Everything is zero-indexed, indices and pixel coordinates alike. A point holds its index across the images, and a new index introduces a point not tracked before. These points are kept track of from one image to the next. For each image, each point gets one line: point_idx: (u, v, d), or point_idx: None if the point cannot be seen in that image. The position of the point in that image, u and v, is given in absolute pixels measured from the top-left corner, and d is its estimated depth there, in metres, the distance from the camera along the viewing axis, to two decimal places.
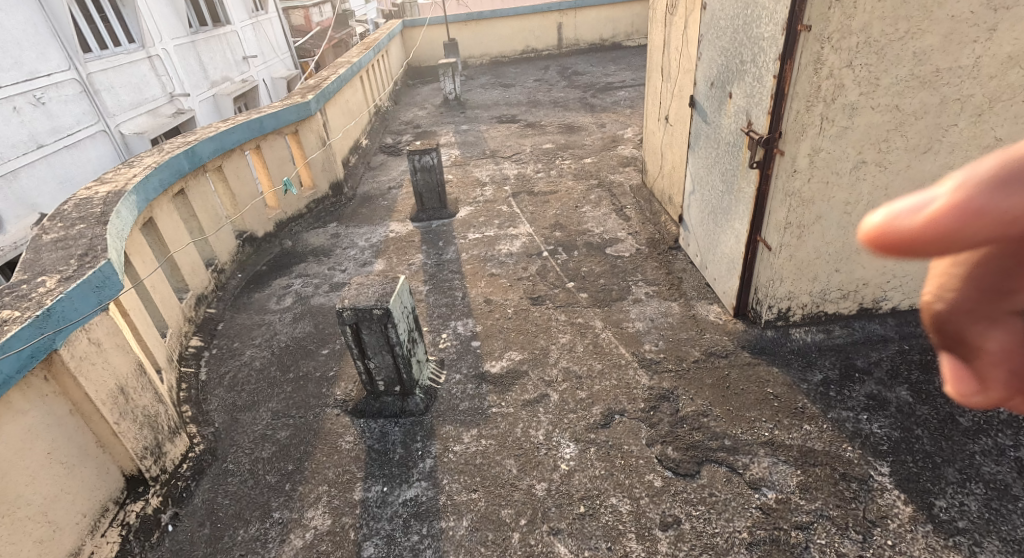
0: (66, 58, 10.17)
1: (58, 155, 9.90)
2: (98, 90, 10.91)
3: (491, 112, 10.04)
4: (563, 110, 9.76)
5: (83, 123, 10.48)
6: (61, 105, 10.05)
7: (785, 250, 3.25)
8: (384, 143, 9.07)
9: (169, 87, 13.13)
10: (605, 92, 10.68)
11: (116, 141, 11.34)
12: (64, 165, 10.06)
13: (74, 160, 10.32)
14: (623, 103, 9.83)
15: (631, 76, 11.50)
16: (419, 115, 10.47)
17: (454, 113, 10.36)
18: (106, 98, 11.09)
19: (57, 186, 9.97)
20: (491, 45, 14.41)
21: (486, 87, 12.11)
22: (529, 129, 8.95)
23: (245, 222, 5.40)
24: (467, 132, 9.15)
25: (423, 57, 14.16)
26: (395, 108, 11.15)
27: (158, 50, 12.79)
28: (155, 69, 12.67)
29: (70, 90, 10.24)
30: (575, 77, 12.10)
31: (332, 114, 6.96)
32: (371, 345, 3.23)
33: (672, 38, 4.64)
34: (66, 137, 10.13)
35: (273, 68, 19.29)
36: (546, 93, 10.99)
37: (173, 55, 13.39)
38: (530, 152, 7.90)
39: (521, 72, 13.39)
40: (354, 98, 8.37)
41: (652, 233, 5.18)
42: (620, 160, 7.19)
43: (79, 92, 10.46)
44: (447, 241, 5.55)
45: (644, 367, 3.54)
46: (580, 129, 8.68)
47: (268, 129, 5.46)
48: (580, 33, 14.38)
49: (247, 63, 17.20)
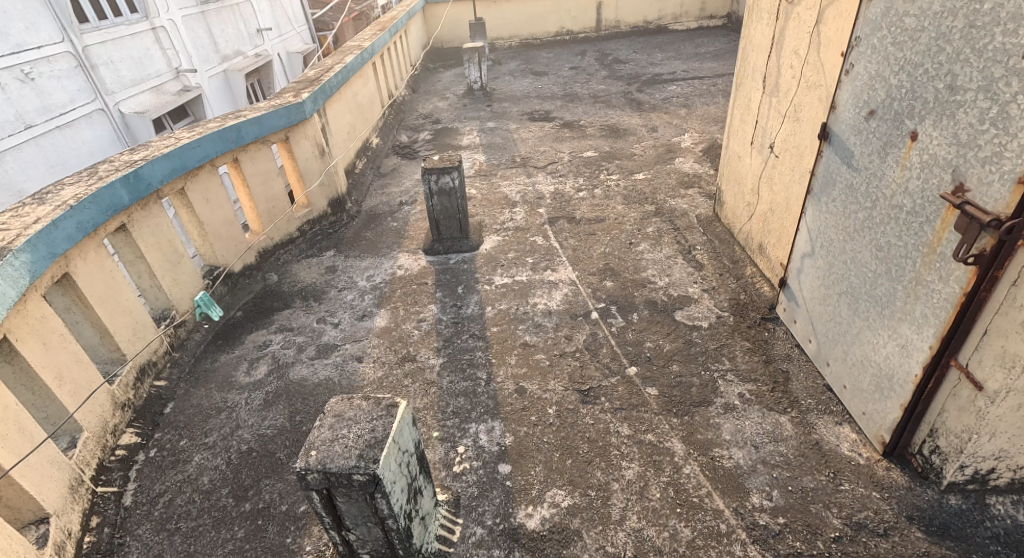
0: (59, 29, 9.09)
1: (49, 137, 8.89)
2: (96, 65, 9.82)
3: (522, 108, 8.79)
4: (605, 108, 8.47)
5: (78, 101, 9.42)
6: (53, 81, 8.99)
7: (1014, 398, 2.11)
8: (397, 142, 7.90)
9: (175, 63, 12.02)
10: (653, 85, 9.33)
11: (114, 122, 10.30)
12: (56, 148, 9.04)
13: (68, 143, 9.30)
14: (677, 101, 8.49)
15: (681, 67, 10.12)
16: (439, 107, 9.25)
17: (479, 106, 9.14)
18: (105, 74, 10.01)
19: (47, 170, 8.96)
20: (521, 26, 13.05)
21: (515, 75, 10.81)
22: (567, 131, 7.71)
23: (217, 256, 4.28)
24: (494, 132, 7.93)
25: (446, 37, 12.89)
26: (412, 97, 9.94)
27: (164, 21, 11.62)
28: (159, 42, 11.54)
29: (64, 65, 9.17)
30: (617, 66, 10.74)
31: (334, 113, 5.78)
32: (351, 515, 2.11)
33: (790, 39, 3.41)
34: (59, 117, 9.07)
35: (289, 42, 18.08)
36: (585, 86, 9.68)
37: (181, 27, 12.21)
38: (568, 162, 6.68)
39: (554, 58, 12.03)
40: (363, 90, 7.15)
41: (735, 294, 4.00)
42: (679, 179, 5.95)
43: (74, 68, 9.39)
44: (469, 288, 4.42)
45: (759, 545, 2.41)
46: (626, 133, 7.42)
47: (247, 139, 4.31)
48: (621, 15, 12.95)
49: (261, 36, 16.04)
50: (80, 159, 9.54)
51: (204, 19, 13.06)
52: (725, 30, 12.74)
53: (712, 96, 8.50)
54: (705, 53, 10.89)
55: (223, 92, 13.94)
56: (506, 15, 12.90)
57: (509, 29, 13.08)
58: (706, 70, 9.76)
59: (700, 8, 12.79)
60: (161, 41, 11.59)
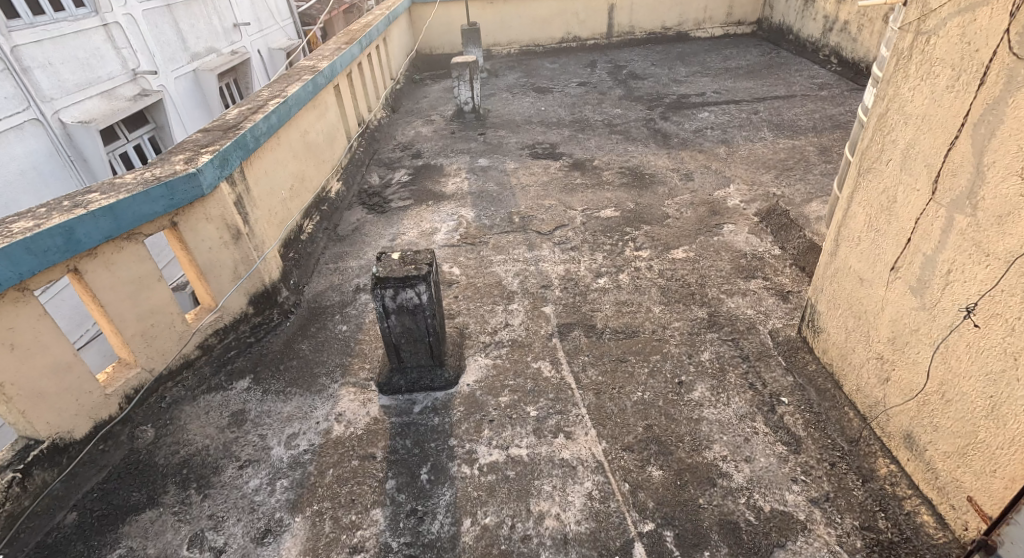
0: None
1: None
2: (29, 67, 8.11)
3: (521, 140, 7.25)
4: (624, 143, 6.93)
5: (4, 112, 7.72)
6: None
7: None
8: (366, 187, 6.34)
9: (132, 63, 10.17)
10: (680, 111, 7.77)
11: (55, 135, 8.56)
12: None
13: None
14: (712, 134, 6.93)
15: (711, 86, 8.56)
16: (423, 135, 7.71)
17: (470, 134, 7.60)
18: (40, 78, 8.30)
19: None
20: (522, 31, 11.44)
21: (513, 93, 9.24)
22: (578, 176, 6.17)
23: (36, 427, 2.68)
24: (486, 175, 6.40)
25: (434, 43, 11.38)
26: (391, 120, 8.37)
27: (118, 16, 9.80)
28: (113, 40, 9.74)
29: None
30: (633, 83, 9.18)
31: (263, 170, 4.23)
32: None
33: (1015, 128, 1.93)
34: None
35: (270, 37, 16.16)
36: (597, 109, 8.12)
37: (139, 23, 10.40)
38: (581, 225, 5.15)
39: (559, 69, 10.45)
40: (318, 126, 5.59)
41: (866, 519, 2.50)
42: (732, 262, 4.43)
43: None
44: (439, 472, 2.87)
45: None
46: (653, 182, 5.88)
47: (88, 243, 2.72)
48: (636, 20, 11.37)
49: (239, 32, 14.23)
50: (11, 183, 7.81)
51: (169, 14, 11.27)
52: (754, 38, 11.18)
53: (755, 128, 6.94)
54: (736, 67, 9.32)
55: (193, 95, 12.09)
56: (505, 18, 11.28)
57: (509, 34, 11.47)
58: (742, 91, 8.20)
59: (726, 13, 11.22)
60: (114, 38, 9.77)
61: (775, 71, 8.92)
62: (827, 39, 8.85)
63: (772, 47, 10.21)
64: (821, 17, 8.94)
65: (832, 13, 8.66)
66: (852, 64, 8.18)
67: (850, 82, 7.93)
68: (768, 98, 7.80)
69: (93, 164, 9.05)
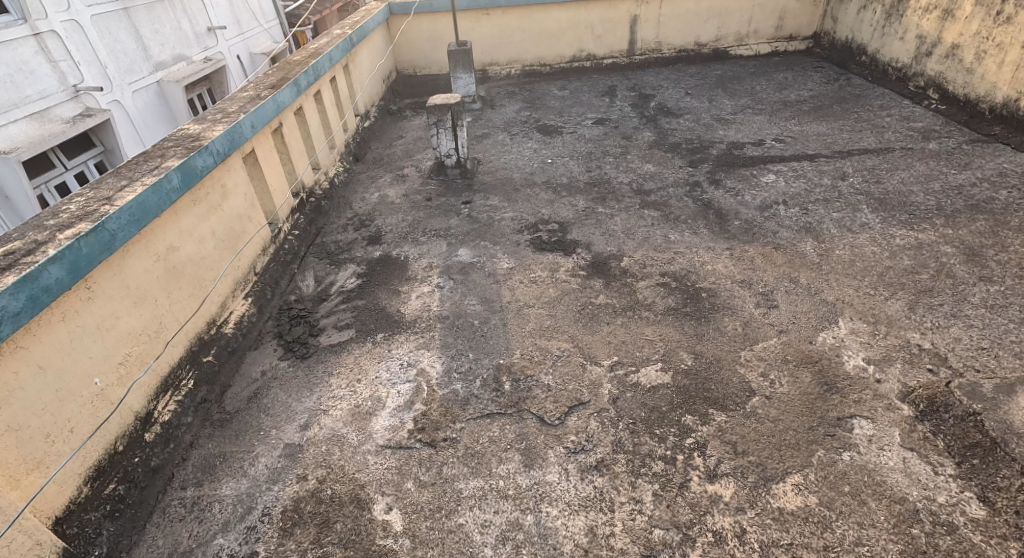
0: None
1: None
2: None
3: (519, 218, 5.36)
4: (663, 225, 4.98)
5: None
6: None
7: None
8: (291, 299, 4.38)
9: (73, 77, 7.69)
10: (734, 170, 5.82)
11: None
12: None
13: None
14: (787, 214, 4.95)
15: (770, 130, 6.59)
16: (387, 204, 5.83)
17: (452, 205, 5.70)
18: None
19: None
20: (526, 48, 9.45)
21: (512, 137, 7.32)
22: (599, 290, 4.25)
23: None
24: (467, 282, 4.46)
25: (419, 62, 9.57)
26: (351, 176, 6.48)
27: (56, 23, 7.47)
28: (49, 52, 7.41)
29: None
30: (664, 123, 7.24)
31: (23, 369, 2.34)
32: None
33: None
34: None
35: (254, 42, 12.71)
36: (622, 165, 6.20)
37: (90, 32, 8.03)
38: (609, 411, 3.17)
39: (570, 99, 8.49)
40: (203, 226, 3.66)
41: None
42: (897, 531, 2.48)
43: None
44: None
45: None
46: (716, 306, 3.93)
47: None
48: (664, 34, 9.36)
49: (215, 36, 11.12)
50: None
51: (127, 17, 8.78)
52: (810, 56, 9.16)
53: (850, 204, 4.96)
54: (797, 102, 7.36)
55: (159, 113, 9.42)
56: (506, 32, 9.29)
57: (509, 52, 9.49)
58: (813, 139, 6.21)
59: (775, 25, 9.25)
60: (45, 48, 7.36)
61: (851, 107, 6.91)
62: (921, 67, 6.82)
63: (836, 73, 8.22)
64: (914, 35, 6.92)
65: (930, 31, 6.64)
66: (962, 101, 6.16)
67: (964, 128, 5.93)
68: (853, 151, 5.82)
69: (19, 205, 6.84)
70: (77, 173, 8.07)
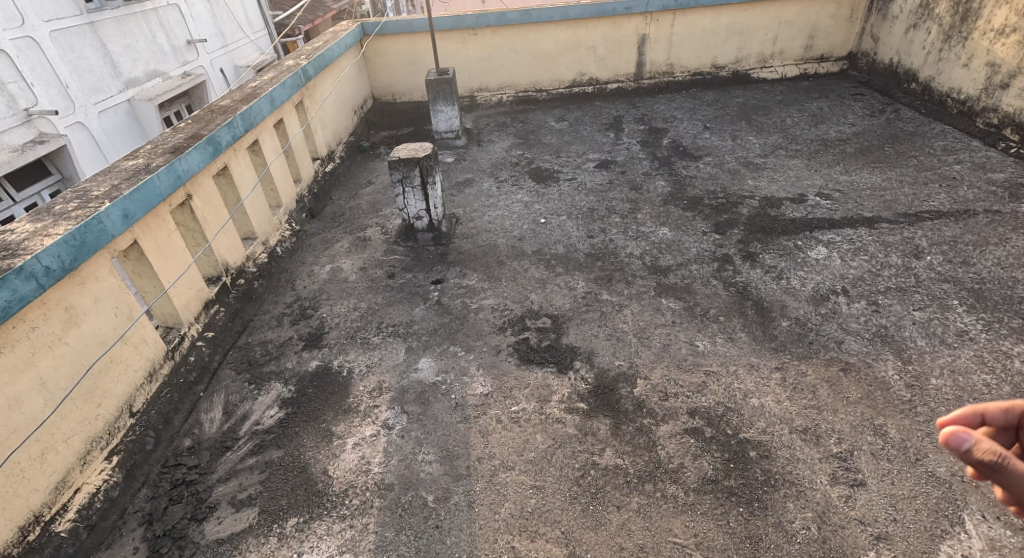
0: None
1: None
2: None
3: (501, 308, 4.22)
4: (687, 327, 3.84)
5: None
6: None
7: None
8: (185, 448, 3.19)
9: (24, 99, 6.77)
10: (772, 239, 4.69)
11: None
12: None
13: None
14: (850, 310, 3.79)
15: (811, 181, 5.47)
16: (338, 285, 4.64)
17: (420, 286, 4.55)
18: None
19: None
20: (519, 72, 8.30)
21: (500, 184, 6.17)
22: (603, 444, 3.04)
23: None
24: (426, 418, 3.30)
25: (397, 88, 8.44)
26: (301, 241, 5.31)
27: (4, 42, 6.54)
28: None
29: None
30: (680, 167, 6.09)
31: None
32: None
33: None
34: None
35: (239, 52, 11.52)
36: (632, 229, 5.08)
37: (47, 50, 7.09)
38: None
39: (569, 133, 7.34)
40: (19, 382, 2.53)
41: None
42: None
43: None
44: None
45: None
46: (774, 480, 2.76)
47: None
48: (677, 55, 8.20)
49: (197, 49, 9.99)
50: None
51: (94, 33, 7.81)
52: (845, 80, 8.01)
53: (935, 297, 3.78)
54: (837, 142, 6.22)
55: (129, 133, 8.49)
56: (495, 54, 8.14)
57: (500, 77, 8.34)
58: (866, 196, 5.07)
59: (805, 44, 8.10)
60: None
61: (906, 150, 5.76)
62: (993, 101, 5.73)
63: (879, 103, 7.06)
64: (983, 62, 5.81)
65: (1006, 59, 5.55)
66: None
67: None
68: (922, 214, 4.66)
69: None
70: (28, 204, 7.17)
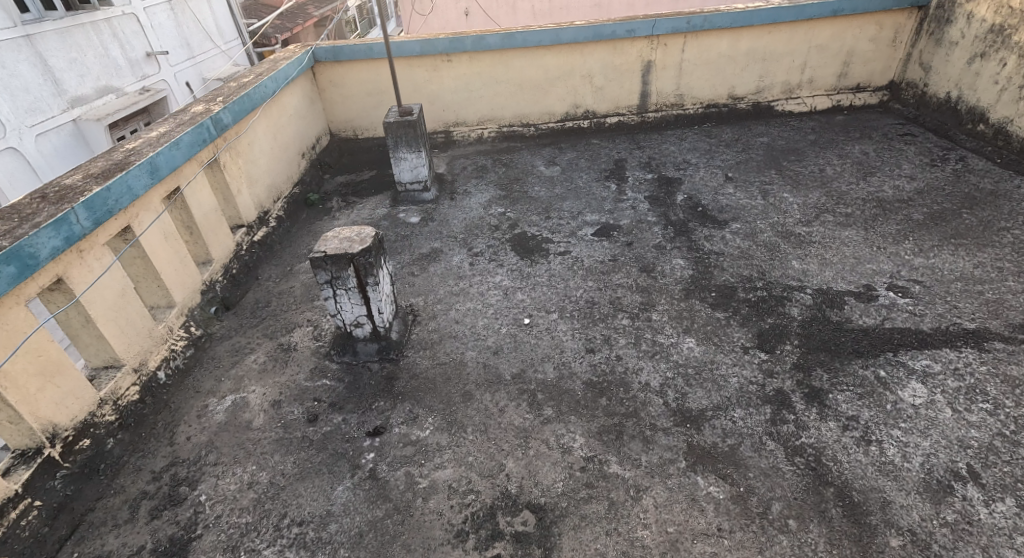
0: None
1: None
2: None
3: (461, 488, 2.89)
4: (741, 544, 2.57)
5: None
6: None
7: None
8: None
9: None
10: (842, 364, 3.38)
11: None
12: None
13: None
14: (993, 518, 2.58)
15: (877, 265, 4.19)
16: (235, 435, 3.26)
17: (353, 437, 3.21)
18: None
19: None
20: (500, 105, 7.00)
21: (473, 259, 4.82)
22: None
23: None
24: None
25: (357, 123, 7.13)
26: (204, 352, 3.92)
27: None
28: None
29: None
30: (702, 237, 4.78)
31: None
32: None
33: None
34: None
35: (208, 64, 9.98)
36: (645, 339, 3.76)
37: None
38: None
39: (561, 183, 6.03)
40: None
41: None
42: None
43: None
44: None
45: None
46: None
47: None
48: (688, 85, 6.92)
49: (159, 62, 8.56)
50: None
51: (31, 47, 6.49)
52: (887, 115, 6.76)
53: None
54: (897, 204, 4.95)
55: (71, 160, 7.04)
56: (473, 84, 6.82)
57: (479, 110, 7.03)
58: (958, 294, 3.82)
59: (838, 72, 6.84)
60: None
61: (991, 221, 4.56)
62: None
63: (937, 148, 5.84)
64: None
65: None
66: None
67: None
68: None
69: None
70: None
